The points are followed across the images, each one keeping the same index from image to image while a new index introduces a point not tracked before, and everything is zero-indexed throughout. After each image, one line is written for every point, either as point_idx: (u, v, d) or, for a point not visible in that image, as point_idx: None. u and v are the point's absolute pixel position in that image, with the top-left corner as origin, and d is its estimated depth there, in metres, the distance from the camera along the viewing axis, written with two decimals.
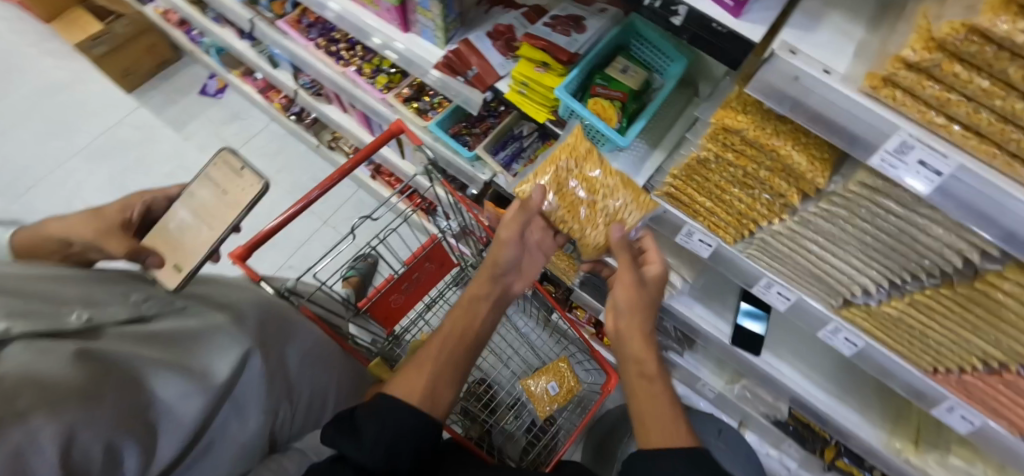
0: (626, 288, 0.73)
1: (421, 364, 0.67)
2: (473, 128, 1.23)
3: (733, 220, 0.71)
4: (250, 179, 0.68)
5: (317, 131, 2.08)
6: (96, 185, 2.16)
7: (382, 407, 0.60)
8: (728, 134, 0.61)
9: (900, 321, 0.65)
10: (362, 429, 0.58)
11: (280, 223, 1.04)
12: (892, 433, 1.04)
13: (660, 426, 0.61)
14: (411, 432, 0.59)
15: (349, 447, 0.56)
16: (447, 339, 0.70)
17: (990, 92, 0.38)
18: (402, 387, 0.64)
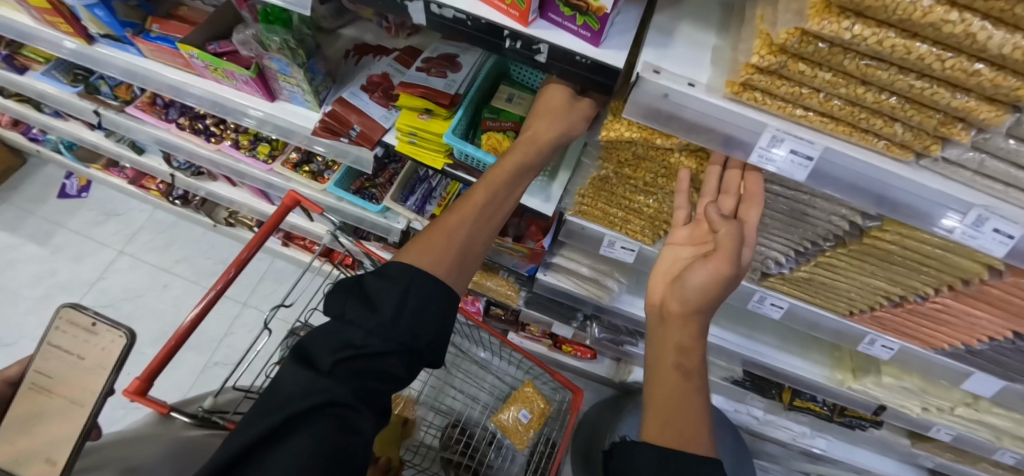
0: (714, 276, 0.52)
1: (451, 227, 0.62)
2: (375, 178, 1.17)
3: (647, 223, 0.73)
4: (110, 335, 0.63)
5: (209, 210, 1.90)
6: None
7: (402, 272, 0.58)
8: (620, 151, 0.62)
9: (812, 280, 0.70)
10: (378, 297, 0.56)
11: (197, 316, 0.93)
12: (832, 367, 1.13)
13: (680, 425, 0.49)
14: (432, 306, 0.58)
15: (363, 315, 0.55)
16: (477, 205, 0.63)
17: (834, 82, 0.40)
18: (426, 252, 0.60)
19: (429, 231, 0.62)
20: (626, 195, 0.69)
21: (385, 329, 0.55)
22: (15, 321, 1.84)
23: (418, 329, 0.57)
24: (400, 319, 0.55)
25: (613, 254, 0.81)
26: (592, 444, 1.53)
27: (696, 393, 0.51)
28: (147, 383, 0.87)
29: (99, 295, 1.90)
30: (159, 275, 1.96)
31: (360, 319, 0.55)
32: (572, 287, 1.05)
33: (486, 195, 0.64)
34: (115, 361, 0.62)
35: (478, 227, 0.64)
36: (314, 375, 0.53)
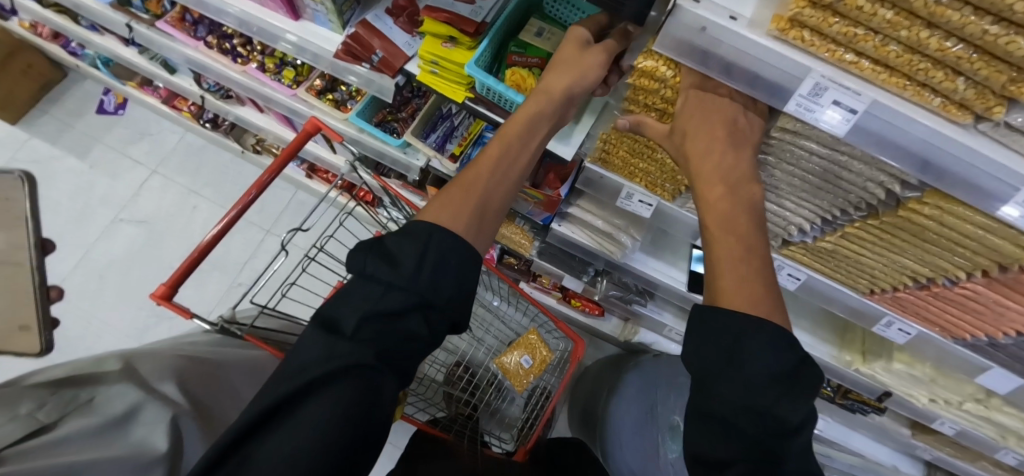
0: (700, 106, 0.53)
1: (470, 186, 0.61)
2: (398, 112, 1.15)
3: (668, 177, 0.70)
4: None
5: (238, 136, 1.92)
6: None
7: (422, 229, 0.57)
8: (648, 95, 0.58)
9: (835, 252, 0.67)
10: (398, 253, 0.56)
11: (218, 233, 0.95)
12: (843, 347, 1.10)
13: (737, 283, 0.50)
14: (453, 257, 0.57)
15: (383, 272, 0.55)
16: (498, 161, 0.62)
17: (895, 23, 0.36)
18: (447, 210, 0.59)
19: (446, 190, 0.62)
20: (649, 145, 0.65)
21: (407, 284, 0.54)
22: (59, 230, 1.95)
23: (438, 284, 0.56)
24: (420, 276, 0.55)
25: (631, 208, 0.79)
26: (590, 397, 1.56)
27: (759, 252, 0.51)
28: (172, 289, 0.90)
29: (134, 211, 1.99)
30: (189, 196, 2.02)
31: (381, 274, 0.55)
32: (585, 240, 1.04)
33: (503, 151, 0.63)
34: None
35: (499, 183, 0.62)
36: (336, 341, 0.53)
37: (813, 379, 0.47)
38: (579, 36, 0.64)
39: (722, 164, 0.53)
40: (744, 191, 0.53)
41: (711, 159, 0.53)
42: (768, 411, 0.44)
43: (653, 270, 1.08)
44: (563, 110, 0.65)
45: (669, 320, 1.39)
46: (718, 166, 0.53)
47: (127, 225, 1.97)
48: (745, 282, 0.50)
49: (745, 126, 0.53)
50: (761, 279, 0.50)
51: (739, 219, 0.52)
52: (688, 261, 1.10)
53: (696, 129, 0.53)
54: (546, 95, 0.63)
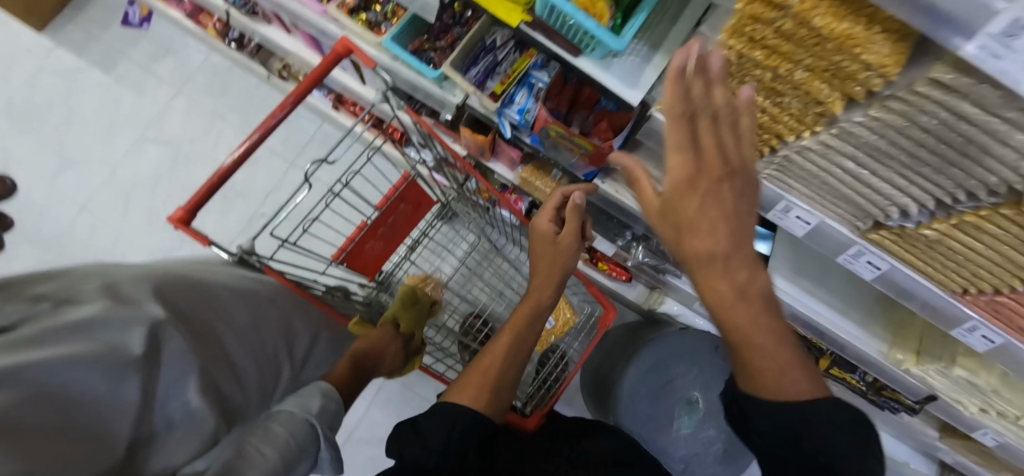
0: (685, 193, 0.45)
1: (486, 368, 0.75)
2: (436, 41, 1.04)
3: (751, 135, 0.58)
4: None
5: (263, 59, 1.81)
6: (30, 149, 1.93)
7: (446, 413, 0.67)
8: (756, 26, 0.43)
9: (938, 244, 0.57)
10: (427, 430, 0.65)
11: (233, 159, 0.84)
12: (893, 344, 1.02)
13: (762, 351, 0.45)
14: (471, 421, 0.67)
15: (413, 447, 0.64)
16: (504, 363, 0.77)
17: None
18: (467, 391, 0.71)
19: (465, 379, 0.74)
20: (739, 89, 0.52)
21: (435, 453, 0.64)
22: (86, 144, 1.93)
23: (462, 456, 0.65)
24: (447, 455, 0.64)
25: None
26: (603, 360, 1.53)
27: (775, 343, 0.46)
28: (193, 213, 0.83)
29: (160, 132, 1.95)
30: (214, 120, 1.96)
31: (411, 444, 0.65)
32: (629, 201, 0.95)
33: (513, 344, 0.80)
34: None
35: (508, 374, 0.76)
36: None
37: (855, 415, 0.46)
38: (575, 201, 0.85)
39: (725, 255, 0.44)
40: (750, 282, 0.45)
41: (694, 202, 0.45)
42: (800, 434, 0.45)
43: None
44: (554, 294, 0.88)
45: (702, 295, 1.32)
46: (718, 248, 0.44)
47: (152, 145, 1.93)
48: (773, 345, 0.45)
49: (743, 217, 0.45)
50: (786, 354, 0.46)
51: (732, 271, 0.44)
52: None
53: (672, 178, 0.46)
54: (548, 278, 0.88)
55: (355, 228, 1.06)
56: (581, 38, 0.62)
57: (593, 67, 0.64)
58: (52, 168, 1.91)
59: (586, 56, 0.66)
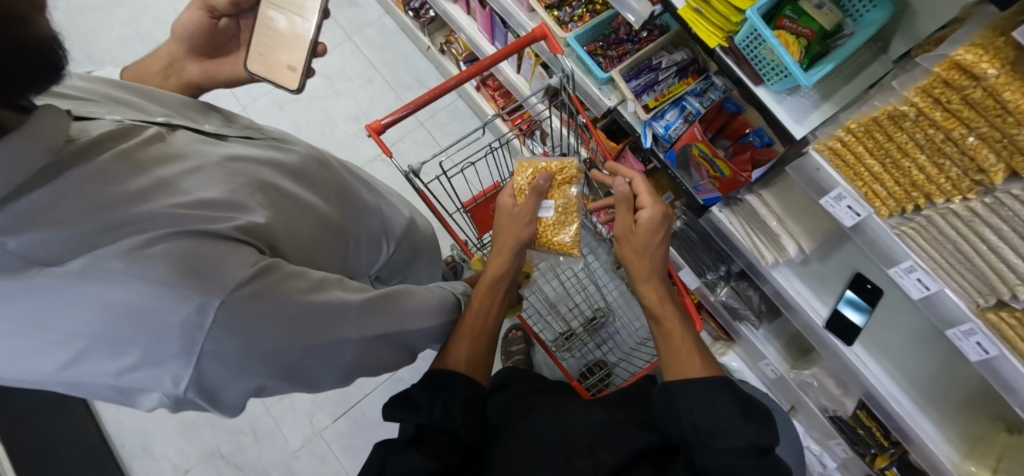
0: (635, 248, 0.86)
1: (473, 315, 0.79)
2: (608, 49, 1.14)
3: (899, 192, 0.65)
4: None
5: (430, 31, 2.01)
6: None
7: (424, 390, 0.69)
8: (947, 90, 0.52)
9: None
10: (420, 401, 0.68)
11: (459, 82, 1.02)
12: (967, 456, 0.99)
13: (683, 360, 0.75)
14: (451, 382, 0.70)
15: (408, 415, 0.67)
16: (482, 308, 0.80)
17: None
18: (464, 354, 0.74)
19: (450, 347, 0.76)
20: (904, 146, 0.60)
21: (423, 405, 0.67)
22: None
23: (450, 418, 0.66)
24: (435, 407, 0.66)
25: (832, 211, 0.73)
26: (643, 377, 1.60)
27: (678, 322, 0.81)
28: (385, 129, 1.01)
29: (324, 66, 2.24)
30: (369, 70, 2.22)
31: (410, 416, 0.67)
32: (740, 235, 1.01)
33: (481, 303, 0.80)
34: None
35: (493, 291, 0.82)
36: (402, 441, 0.65)
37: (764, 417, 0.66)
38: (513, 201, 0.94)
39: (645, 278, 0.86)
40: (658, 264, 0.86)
41: (649, 258, 0.86)
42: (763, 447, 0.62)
43: (795, 291, 1.05)
44: (511, 262, 0.86)
45: (771, 355, 1.35)
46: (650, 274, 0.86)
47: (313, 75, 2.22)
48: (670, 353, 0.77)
49: (647, 223, 0.86)
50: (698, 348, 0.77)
51: (655, 264, 0.86)
52: (836, 298, 1.02)
53: (651, 216, 0.86)
54: (502, 252, 0.87)
55: (489, 185, 1.21)
56: (768, 70, 0.71)
57: (770, 96, 0.73)
58: None
59: (770, 87, 0.73)
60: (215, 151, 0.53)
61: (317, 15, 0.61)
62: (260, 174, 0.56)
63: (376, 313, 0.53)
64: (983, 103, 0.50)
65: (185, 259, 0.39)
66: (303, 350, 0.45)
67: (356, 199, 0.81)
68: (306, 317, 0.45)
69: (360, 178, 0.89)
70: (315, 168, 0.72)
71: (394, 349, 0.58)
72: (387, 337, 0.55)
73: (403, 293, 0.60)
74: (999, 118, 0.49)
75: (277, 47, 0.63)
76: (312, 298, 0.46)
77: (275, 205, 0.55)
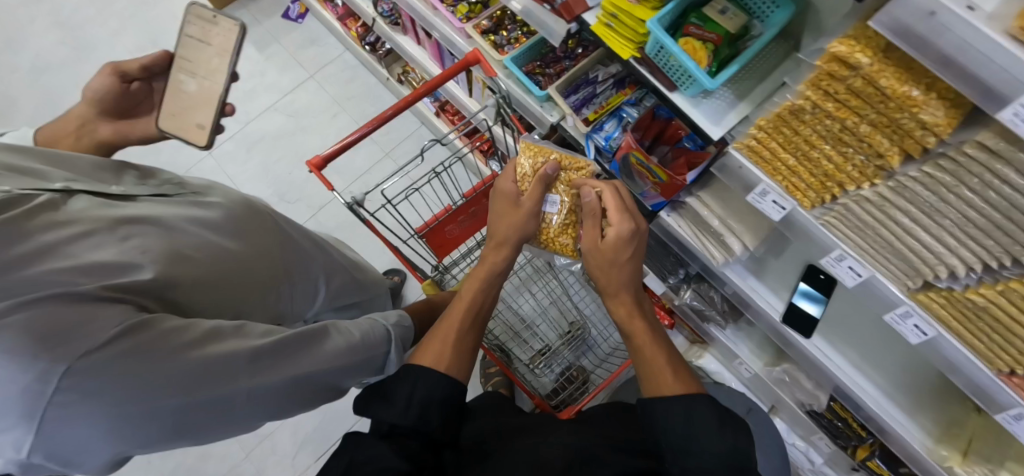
0: (605, 249, 0.84)
1: (451, 314, 0.77)
2: (546, 68, 1.16)
3: (816, 183, 0.66)
4: (225, 25, 0.60)
5: (388, 63, 2.02)
6: None
7: (410, 375, 0.66)
8: (832, 81, 0.53)
9: (984, 312, 0.60)
10: (393, 394, 0.64)
11: (397, 111, 1.04)
12: (940, 441, 0.96)
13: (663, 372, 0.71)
14: (437, 386, 0.65)
15: (378, 407, 0.63)
16: (466, 308, 0.78)
17: None
18: (437, 350, 0.71)
19: (428, 343, 0.72)
20: (809, 138, 0.61)
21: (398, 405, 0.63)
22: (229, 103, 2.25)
23: (426, 419, 0.63)
24: (410, 409, 0.63)
25: (760, 207, 0.75)
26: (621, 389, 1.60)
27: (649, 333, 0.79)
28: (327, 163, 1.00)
29: (288, 105, 2.24)
30: (334, 106, 2.23)
31: (376, 411, 0.63)
32: (690, 237, 1.01)
33: (469, 301, 0.79)
34: (229, 47, 0.60)
35: (481, 287, 0.82)
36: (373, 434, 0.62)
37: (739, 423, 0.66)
38: (506, 195, 0.94)
39: (615, 291, 0.83)
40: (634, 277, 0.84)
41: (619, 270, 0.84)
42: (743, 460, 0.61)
43: (750, 288, 1.04)
44: (510, 256, 0.88)
45: (744, 355, 1.33)
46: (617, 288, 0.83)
47: (278, 114, 2.23)
48: (650, 371, 0.73)
49: (616, 235, 0.84)
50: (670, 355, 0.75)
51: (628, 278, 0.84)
52: (791, 292, 1.03)
53: (618, 228, 0.84)
54: (501, 244, 0.88)
55: (442, 209, 1.21)
56: (678, 76, 0.73)
57: (685, 101, 0.74)
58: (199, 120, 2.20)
59: (682, 93, 0.74)
60: (108, 215, 0.54)
61: (226, 75, 0.60)
62: (160, 238, 0.57)
63: (273, 359, 0.53)
64: (864, 91, 0.51)
65: (43, 326, 0.40)
66: (180, 415, 0.45)
67: (281, 246, 0.81)
68: (194, 374, 0.45)
69: (291, 221, 0.89)
70: (237, 218, 0.74)
71: (306, 388, 0.58)
72: (293, 386, 0.55)
73: (319, 339, 0.60)
74: (883, 104, 0.50)
75: (186, 106, 0.61)
76: (199, 352, 0.47)
77: (173, 266, 0.56)
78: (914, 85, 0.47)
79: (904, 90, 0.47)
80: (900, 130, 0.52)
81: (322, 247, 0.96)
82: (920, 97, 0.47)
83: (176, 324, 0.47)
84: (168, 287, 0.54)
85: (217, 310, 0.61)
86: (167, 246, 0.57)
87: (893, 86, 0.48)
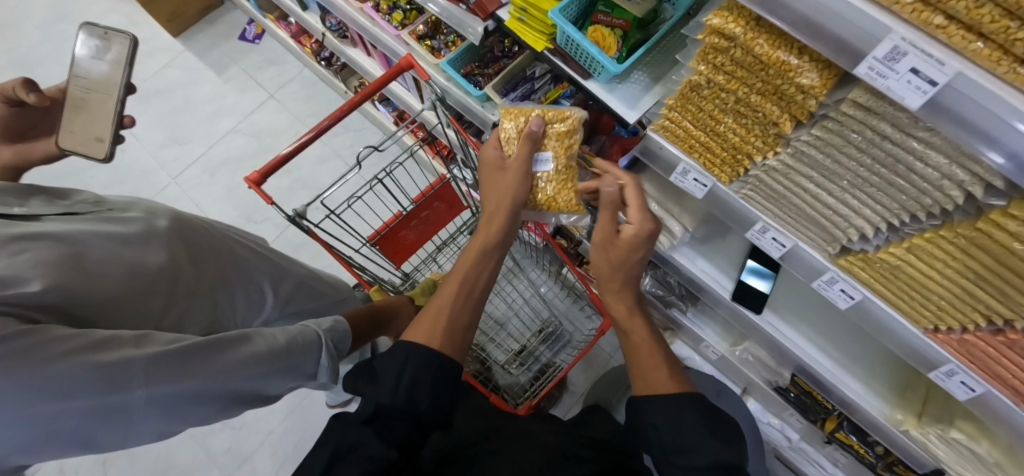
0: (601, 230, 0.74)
1: (448, 287, 0.67)
2: (485, 68, 1.16)
3: (728, 157, 0.66)
4: (118, 40, 0.72)
5: (345, 77, 1.98)
6: (144, 124, 2.16)
7: (403, 348, 0.59)
8: (717, 54, 0.54)
9: (898, 271, 0.61)
10: (381, 373, 0.58)
11: (333, 121, 1.03)
12: (897, 406, 0.97)
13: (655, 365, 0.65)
14: (432, 364, 0.58)
15: (365, 390, 0.58)
16: (462, 280, 0.68)
17: None
18: (429, 327, 0.62)
19: (421, 316, 0.64)
20: (713, 113, 0.62)
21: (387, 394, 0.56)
22: (183, 124, 2.16)
23: (415, 399, 0.56)
24: (397, 390, 0.56)
25: (684, 186, 0.76)
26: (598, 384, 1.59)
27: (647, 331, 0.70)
28: (265, 178, 0.98)
29: (251, 125, 2.15)
30: (296, 124, 2.15)
31: (364, 393, 0.57)
32: None
33: (466, 271, 0.69)
34: (122, 62, 0.72)
35: (478, 257, 0.70)
36: (356, 421, 0.55)
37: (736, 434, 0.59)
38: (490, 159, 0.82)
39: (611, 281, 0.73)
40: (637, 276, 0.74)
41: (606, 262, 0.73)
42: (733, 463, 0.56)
43: (699, 270, 1.05)
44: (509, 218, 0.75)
45: (708, 337, 1.34)
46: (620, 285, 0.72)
47: (241, 135, 2.13)
48: (639, 364, 0.66)
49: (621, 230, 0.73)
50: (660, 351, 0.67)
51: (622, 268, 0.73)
52: (740, 270, 1.03)
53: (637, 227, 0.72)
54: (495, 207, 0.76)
55: (393, 215, 1.20)
56: (590, 64, 0.74)
57: (602, 88, 0.75)
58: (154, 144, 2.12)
59: (596, 80, 0.75)
60: (3, 232, 0.56)
61: (121, 86, 0.72)
62: (59, 254, 0.59)
63: (174, 365, 0.53)
64: (747, 62, 0.52)
65: None
66: (71, 419, 0.47)
67: (217, 256, 0.82)
68: (81, 382, 0.46)
69: (230, 236, 0.88)
70: (161, 231, 0.73)
71: (222, 397, 0.58)
72: (202, 394, 0.55)
73: (239, 343, 0.60)
74: (767, 72, 0.51)
75: (85, 123, 0.72)
76: (86, 360, 0.47)
77: (71, 279, 0.58)
78: (785, 51, 0.49)
79: (777, 56, 0.49)
80: (787, 99, 0.52)
81: (271, 259, 0.95)
82: (794, 64, 0.48)
83: (65, 334, 0.48)
84: (61, 300, 0.56)
85: (131, 323, 0.63)
86: (62, 264, 0.58)
87: (767, 54, 0.49)
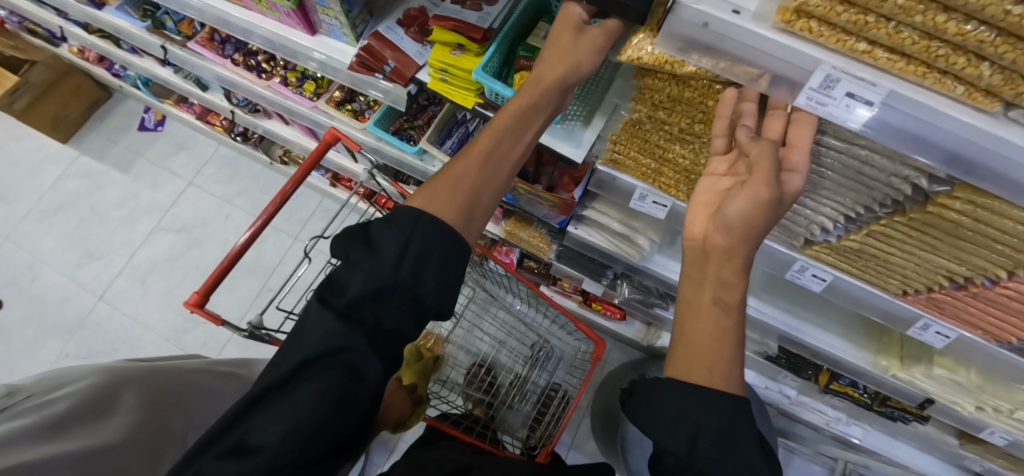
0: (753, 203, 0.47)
1: (468, 153, 0.60)
2: (414, 120, 1.12)
3: (681, 177, 0.66)
4: None
5: (267, 148, 1.88)
6: (51, 246, 1.95)
7: (408, 216, 0.56)
8: None
9: (861, 252, 0.62)
10: (381, 243, 0.54)
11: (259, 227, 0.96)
12: (879, 353, 1.01)
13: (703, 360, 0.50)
14: (442, 252, 0.55)
15: (361, 261, 0.54)
16: (485, 148, 0.60)
17: (868, 26, 0.36)
18: (437, 198, 0.57)
19: (443, 178, 0.59)
20: (659, 143, 0.63)
21: (384, 273, 0.53)
22: (96, 237, 1.97)
23: (420, 277, 0.54)
24: (399, 270, 0.53)
25: (643, 210, 0.76)
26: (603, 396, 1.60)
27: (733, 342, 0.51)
28: (204, 298, 0.90)
29: (173, 220, 1.99)
30: (224, 206, 2.01)
31: (361, 263, 0.54)
32: (605, 243, 1.01)
33: (493, 141, 0.61)
34: None
35: (507, 120, 0.61)
36: (333, 311, 0.53)
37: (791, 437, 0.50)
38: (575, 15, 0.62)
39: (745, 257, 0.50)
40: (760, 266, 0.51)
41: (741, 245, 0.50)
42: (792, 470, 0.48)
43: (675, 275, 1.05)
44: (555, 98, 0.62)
45: None
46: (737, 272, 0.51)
47: (166, 233, 1.97)
48: (710, 361, 0.49)
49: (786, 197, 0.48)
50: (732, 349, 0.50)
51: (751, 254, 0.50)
52: None
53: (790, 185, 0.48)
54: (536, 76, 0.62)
55: None
56: None
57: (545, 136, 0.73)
58: (67, 266, 1.92)
59: None
60: None
61: None
62: None
63: None
64: None
65: None
66: None
67: (174, 401, 0.77)
68: None
69: (178, 372, 0.81)
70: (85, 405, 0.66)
71: None
72: None
73: None
74: None
75: None
76: None
77: None
78: None
79: None
80: None
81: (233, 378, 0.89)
82: None
83: None
84: None
85: None
86: None
87: None
